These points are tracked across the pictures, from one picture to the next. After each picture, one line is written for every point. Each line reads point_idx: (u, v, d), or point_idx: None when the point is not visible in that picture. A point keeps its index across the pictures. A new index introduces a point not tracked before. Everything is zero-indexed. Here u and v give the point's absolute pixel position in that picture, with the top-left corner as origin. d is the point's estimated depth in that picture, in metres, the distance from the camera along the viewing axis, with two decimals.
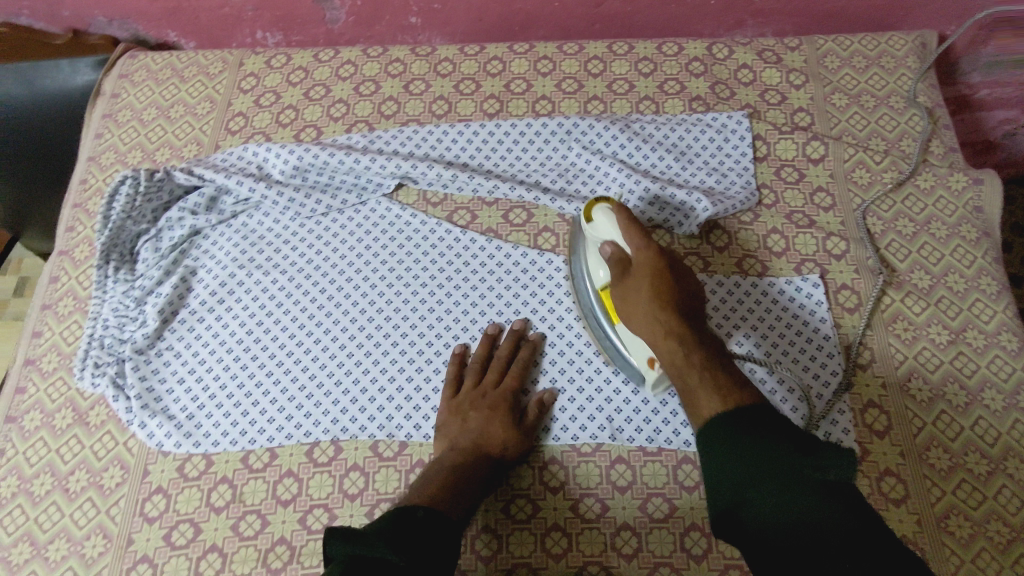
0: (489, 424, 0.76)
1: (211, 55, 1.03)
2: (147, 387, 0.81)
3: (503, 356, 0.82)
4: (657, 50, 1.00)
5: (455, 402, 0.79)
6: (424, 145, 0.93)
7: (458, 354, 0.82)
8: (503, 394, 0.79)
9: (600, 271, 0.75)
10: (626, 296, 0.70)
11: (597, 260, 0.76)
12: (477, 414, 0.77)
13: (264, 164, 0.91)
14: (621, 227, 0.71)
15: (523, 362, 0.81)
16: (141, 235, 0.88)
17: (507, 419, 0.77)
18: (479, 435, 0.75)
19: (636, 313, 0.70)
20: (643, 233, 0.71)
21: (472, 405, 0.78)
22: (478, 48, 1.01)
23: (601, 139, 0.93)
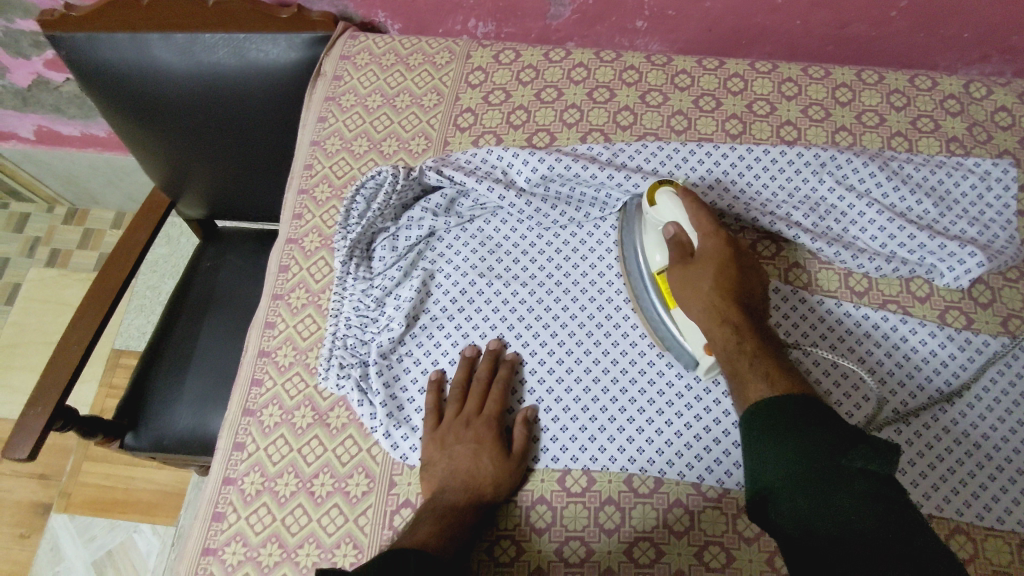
0: (477, 461, 0.72)
1: (436, 43, 0.99)
2: (390, 395, 0.79)
3: (485, 378, 0.77)
4: (909, 82, 0.95)
5: (438, 433, 0.74)
6: (667, 164, 0.89)
7: (435, 381, 0.78)
8: (486, 422, 0.75)
9: (659, 254, 0.75)
10: (685, 283, 0.71)
11: (654, 243, 0.75)
12: (463, 449, 0.73)
13: (509, 170, 0.88)
14: (691, 198, 0.73)
15: (505, 384, 0.77)
16: (382, 232, 0.86)
17: (497, 452, 0.73)
18: (470, 471, 0.71)
19: (696, 284, 0.70)
20: (711, 222, 0.72)
21: (455, 438, 0.74)
22: (717, 64, 0.97)
23: (856, 174, 0.88)
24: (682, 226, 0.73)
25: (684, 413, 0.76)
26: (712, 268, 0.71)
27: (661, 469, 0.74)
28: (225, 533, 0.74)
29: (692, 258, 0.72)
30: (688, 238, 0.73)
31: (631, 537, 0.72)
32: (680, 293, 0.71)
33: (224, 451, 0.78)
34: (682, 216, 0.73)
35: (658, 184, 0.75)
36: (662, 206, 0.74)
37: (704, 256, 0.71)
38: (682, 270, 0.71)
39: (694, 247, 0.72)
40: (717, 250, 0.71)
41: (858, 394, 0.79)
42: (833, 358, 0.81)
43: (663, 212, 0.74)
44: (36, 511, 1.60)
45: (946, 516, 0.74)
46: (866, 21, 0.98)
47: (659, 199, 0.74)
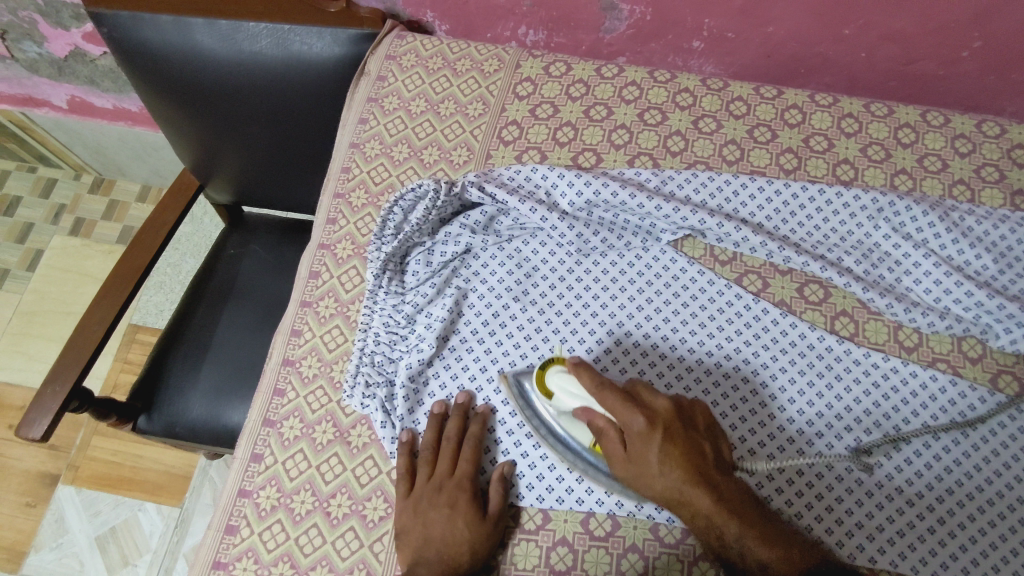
0: (452, 527, 0.68)
1: (485, 50, 0.96)
2: (415, 420, 0.76)
3: (453, 435, 0.74)
4: (977, 128, 0.91)
5: (412, 499, 0.71)
6: (718, 197, 0.86)
7: (406, 443, 0.74)
8: (458, 484, 0.71)
9: (584, 434, 0.70)
10: (634, 475, 0.66)
11: (581, 432, 0.71)
12: (437, 515, 0.69)
13: (553, 191, 0.84)
14: (590, 380, 0.66)
15: (477, 442, 0.73)
16: (418, 247, 0.84)
17: (472, 514, 0.69)
18: (446, 539, 0.68)
19: (645, 472, 0.65)
20: (630, 407, 0.65)
21: (429, 503, 0.70)
22: (775, 93, 0.93)
23: (914, 223, 0.85)
24: (592, 409, 0.68)
25: None
26: (651, 437, 0.65)
27: None
28: (237, 548, 0.72)
29: (626, 448, 0.66)
30: (609, 425, 0.67)
31: None
32: (635, 483, 0.67)
33: (241, 461, 0.76)
34: (583, 390, 0.67)
35: (547, 367, 0.71)
36: (556, 390, 0.69)
37: (636, 451, 0.65)
38: (625, 462, 0.66)
39: (622, 430, 0.66)
40: (646, 426, 0.65)
41: (897, 453, 0.75)
42: (874, 417, 0.77)
43: (568, 398, 0.69)
44: (43, 481, 1.59)
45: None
46: (936, 59, 0.93)
47: (552, 385, 0.70)
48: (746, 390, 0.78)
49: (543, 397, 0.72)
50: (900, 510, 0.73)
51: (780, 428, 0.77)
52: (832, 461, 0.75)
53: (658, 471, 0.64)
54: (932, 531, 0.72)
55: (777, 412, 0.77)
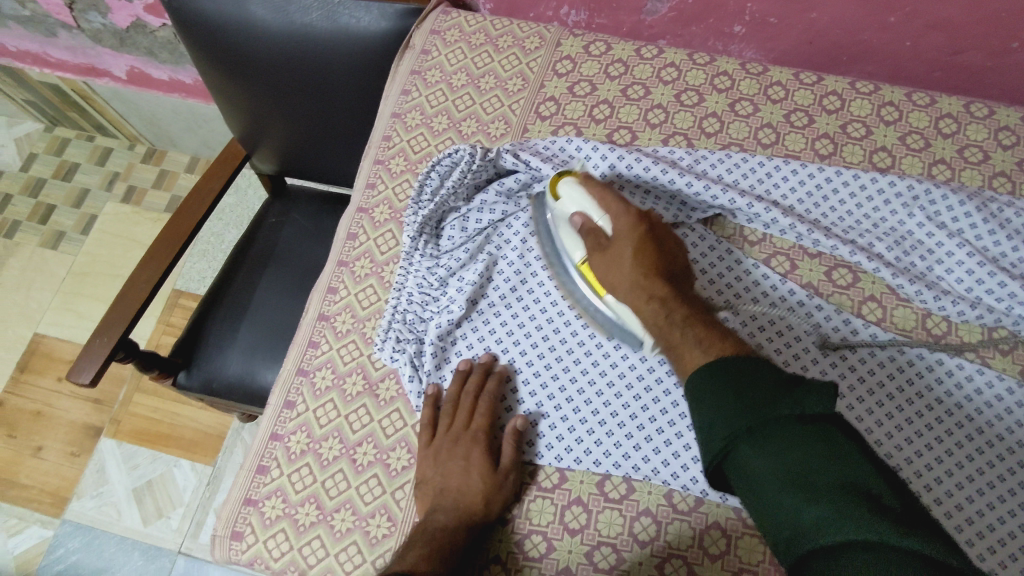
0: (466, 476, 0.71)
1: (526, 28, 0.98)
2: (441, 376, 0.79)
3: (473, 390, 0.76)
4: (1023, 120, 0.89)
5: (431, 449, 0.73)
6: (751, 177, 0.86)
7: (431, 397, 0.76)
8: (474, 437, 0.73)
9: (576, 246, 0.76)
10: (608, 266, 0.72)
11: (574, 240, 0.77)
12: (454, 465, 0.72)
13: (586, 164, 0.86)
14: (593, 186, 0.74)
15: (493, 397, 0.76)
16: (453, 212, 0.85)
17: (486, 467, 0.71)
18: (461, 489, 0.70)
19: (618, 268, 0.71)
20: (619, 201, 0.73)
21: (447, 455, 0.72)
22: (815, 78, 0.93)
23: (950, 212, 0.84)
24: (588, 214, 0.74)
25: None
26: (631, 240, 0.71)
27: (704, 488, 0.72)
28: (267, 487, 0.76)
29: (608, 241, 0.73)
30: (602, 229, 0.74)
31: (664, 552, 0.70)
32: (606, 278, 0.73)
33: (275, 408, 0.80)
34: (588, 199, 0.74)
35: (560, 175, 0.78)
36: (565, 194, 0.76)
37: (618, 236, 0.72)
38: (602, 255, 0.73)
39: (608, 228, 0.73)
40: (630, 233, 0.72)
41: (919, 438, 0.74)
42: (884, 412, 0.75)
43: (572, 203, 0.76)
44: (88, 433, 1.67)
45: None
46: (984, 49, 0.92)
47: (563, 190, 0.77)
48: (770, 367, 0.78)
49: (550, 201, 0.79)
50: (919, 494, 0.71)
51: None
52: None
53: (629, 263, 0.71)
54: (949, 516, 0.70)
55: None
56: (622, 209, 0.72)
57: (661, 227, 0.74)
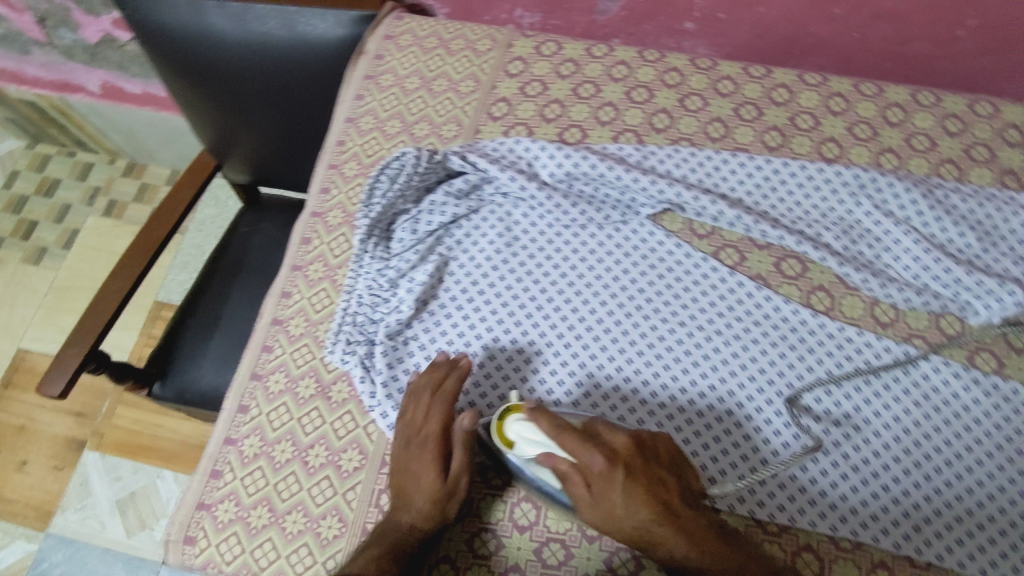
0: (426, 479, 0.70)
1: (478, 31, 0.99)
2: (392, 376, 0.79)
3: (431, 386, 0.74)
4: (968, 108, 0.90)
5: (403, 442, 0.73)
6: (699, 171, 0.87)
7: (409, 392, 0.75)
8: (431, 439, 0.71)
9: (545, 472, 0.68)
10: (600, 511, 0.65)
11: (523, 459, 0.68)
12: (415, 467, 0.71)
13: (534, 162, 0.87)
14: (545, 424, 0.66)
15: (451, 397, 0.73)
16: (402, 214, 0.86)
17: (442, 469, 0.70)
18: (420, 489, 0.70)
19: (609, 512, 0.65)
20: (580, 442, 0.66)
21: (414, 451, 0.72)
22: (763, 72, 0.94)
23: (896, 200, 0.85)
24: (552, 452, 0.66)
25: (683, 428, 0.76)
26: (615, 484, 0.65)
27: None
28: (220, 490, 0.77)
29: (591, 485, 0.65)
30: (571, 463, 0.65)
31: (612, 546, 0.71)
32: (600, 526, 0.66)
33: (229, 412, 0.80)
34: (547, 429, 0.66)
35: (504, 417, 0.69)
36: (517, 434, 0.67)
37: (596, 477, 0.65)
38: (582, 495, 0.65)
39: (584, 471, 0.65)
40: (612, 483, 0.65)
41: (867, 426, 0.75)
42: (817, 440, 0.74)
43: (532, 445, 0.67)
44: (71, 446, 1.68)
45: (951, 566, 0.68)
46: (930, 38, 0.92)
47: (512, 432, 0.67)
48: (718, 358, 0.78)
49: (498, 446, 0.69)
50: (865, 481, 0.72)
51: (750, 396, 0.76)
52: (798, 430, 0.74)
53: (621, 504, 0.65)
54: (897, 503, 0.71)
55: (747, 380, 0.77)
56: (589, 453, 0.65)
57: (637, 433, 0.69)
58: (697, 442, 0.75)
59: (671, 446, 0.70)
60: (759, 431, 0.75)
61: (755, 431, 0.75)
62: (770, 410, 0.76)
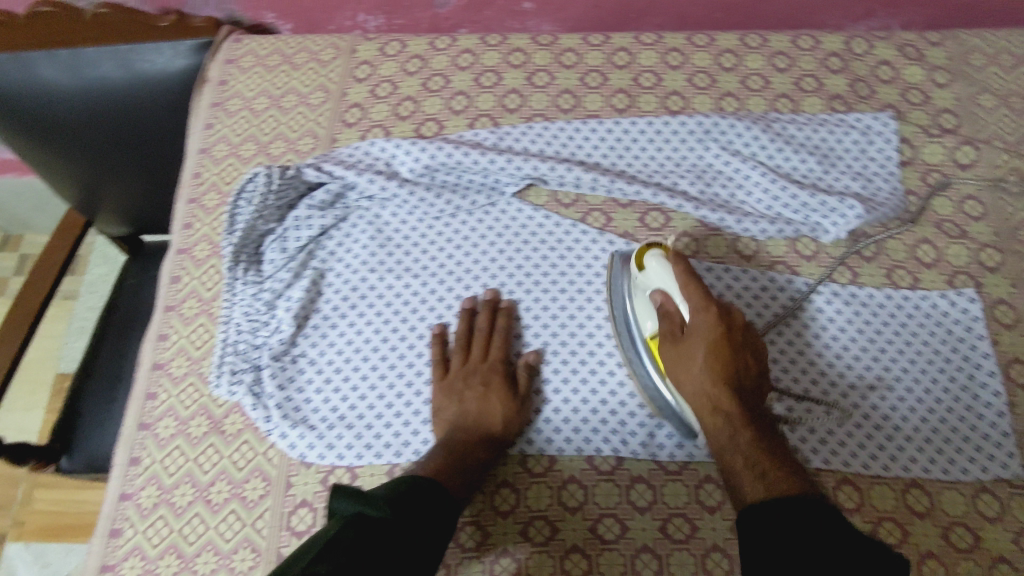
0: (485, 402, 0.76)
1: (321, 40, 0.98)
2: (286, 397, 0.78)
3: (485, 329, 0.81)
4: (792, 43, 0.96)
5: (446, 381, 0.78)
6: (555, 143, 0.89)
7: (438, 335, 0.81)
8: (491, 367, 0.79)
9: (649, 321, 0.75)
10: (677, 360, 0.71)
11: (644, 311, 0.76)
12: (471, 393, 0.77)
13: (393, 161, 0.87)
14: (681, 267, 0.73)
15: (484, 339, 0.80)
16: (268, 234, 0.85)
17: (504, 392, 0.77)
18: (479, 411, 0.76)
19: (686, 366, 0.71)
20: (700, 293, 0.71)
21: (465, 383, 0.78)
22: (602, 39, 0.97)
23: (741, 139, 0.89)
24: (668, 293, 0.73)
25: (577, 389, 0.79)
26: (700, 347, 0.70)
27: (558, 446, 0.77)
28: (124, 548, 0.74)
29: (683, 332, 0.72)
30: (678, 312, 0.73)
31: (526, 516, 0.74)
32: (672, 375, 0.72)
33: (120, 467, 0.77)
34: (672, 282, 0.73)
35: (646, 249, 0.76)
36: (652, 269, 0.74)
37: (694, 331, 0.71)
38: (675, 346, 0.72)
39: (685, 319, 0.72)
40: (707, 333, 0.70)
41: None
42: None
43: (654, 276, 0.74)
44: None
45: (833, 468, 0.75)
46: None
47: (648, 261, 0.75)
48: (600, 318, 0.82)
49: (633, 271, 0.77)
50: None
51: None
52: None
53: (699, 361, 0.70)
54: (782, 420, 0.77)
55: None
56: (705, 313, 0.71)
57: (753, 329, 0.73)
58: (595, 400, 0.79)
59: (754, 340, 0.72)
60: None
61: None
62: None
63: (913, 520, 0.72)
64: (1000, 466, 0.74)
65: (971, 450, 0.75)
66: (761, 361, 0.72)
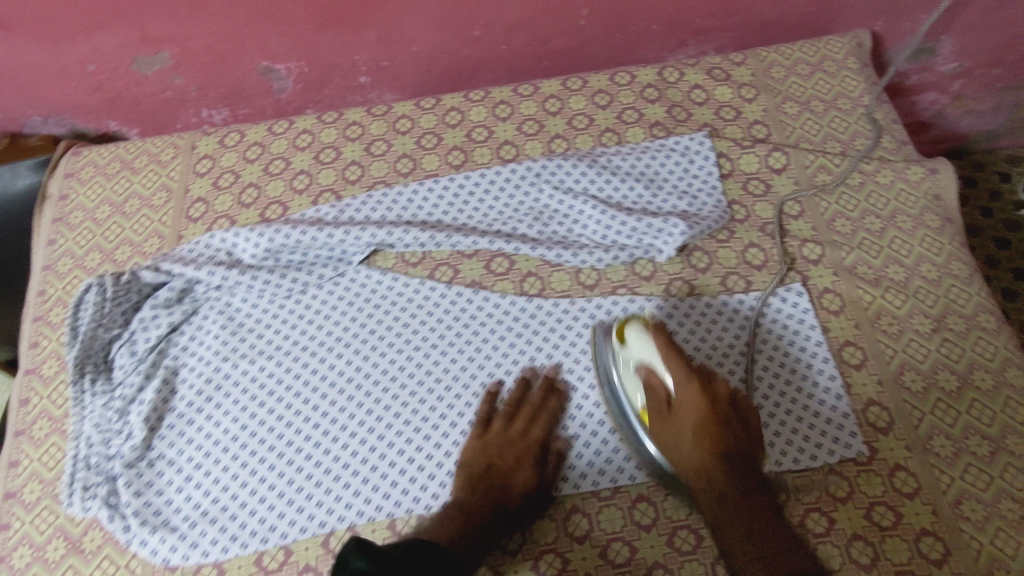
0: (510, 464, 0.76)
1: (160, 142, 1.00)
2: (144, 503, 0.77)
3: (509, 397, 0.81)
4: (610, 81, 1.02)
5: (483, 442, 0.78)
6: (396, 208, 0.92)
7: (491, 393, 0.81)
8: (528, 428, 0.79)
9: (638, 394, 0.75)
10: (669, 442, 0.72)
11: (632, 382, 0.76)
12: (502, 454, 0.76)
13: (234, 250, 0.89)
14: (662, 340, 0.73)
15: (483, 417, 0.80)
16: (114, 340, 0.85)
17: (502, 451, 0.77)
18: (476, 476, 0.75)
19: (676, 435, 0.72)
20: (683, 364, 0.72)
21: (504, 445, 0.77)
22: (433, 102, 1.02)
23: (570, 177, 0.93)
24: (654, 368, 0.74)
25: (441, 443, 0.80)
26: (689, 421, 0.71)
27: (425, 504, 0.77)
28: None
29: (672, 408, 0.72)
30: (664, 386, 0.73)
31: None
32: (665, 450, 0.72)
33: None
34: (657, 354, 0.73)
35: (630, 322, 0.77)
36: (635, 344, 0.75)
37: (682, 405, 0.71)
38: (661, 418, 0.73)
39: (671, 394, 0.73)
40: (694, 408, 0.71)
41: None
42: (564, 413, 0.81)
43: (640, 348, 0.75)
44: None
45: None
46: (563, 33, 1.04)
47: (630, 337, 0.76)
48: (456, 368, 0.84)
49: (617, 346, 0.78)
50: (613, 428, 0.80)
51: (492, 391, 0.82)
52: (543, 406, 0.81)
53: (688, 446, 0.71)
54: None
55: (486, 378, 0.83)
56: (670, 361, 0.72)
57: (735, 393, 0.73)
58: (458, 451, 0.79)
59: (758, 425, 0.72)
60: None
61: None
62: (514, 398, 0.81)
63: None
64: (845, 446, 0.78)
65: (818, 436, 0.78)
66: (751, 426, 0.71)
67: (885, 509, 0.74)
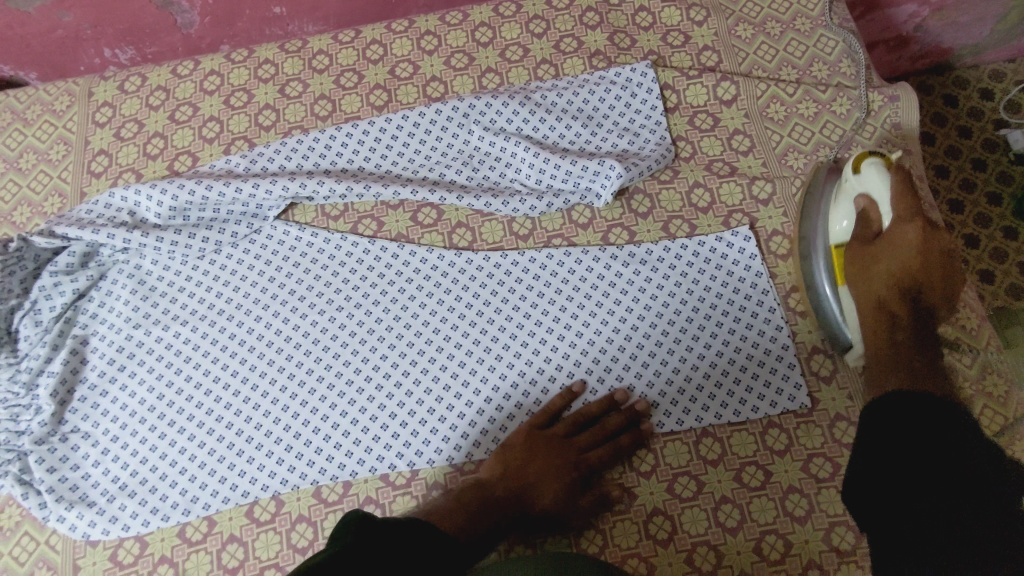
0: (545, 479, 0.71)
1: (54, 89, 0.91)
2: (59, 478, 0.75)
3: (590, 410, 0.74)
4: (547, 5, 0.93)
5: (530, 439, 0.73)
6: (312, 156, 0.85)
7: (570, 391, 0.75)
8: (581, 449, 0.73)
9: (844, 221, 0.74)
10: (861, 265, 0.71)
11: (842, 209, 0.74)
12: (542, 464, 0.71)
13: (138, 209, 0.83)
14: (902, 184, 0.70)
15: (550, 411, 0.74)
16: (15, 310, 0.79)
17: (547, 460, 0.71)
18: (505, 476, 0.71)
19: (870, 268, 0.71)
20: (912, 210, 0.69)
21: (545, 452, 0.72)
22: (353, 35, 0.93)
23: (501, 116, 0.86)
24: (878, 202, 0.71)
25: (367, 407, 0.76)
26: (892, 258, 0.70)
27: (352, 470, 0.74)
28: None
29: (875, 245, 0.71)
30: (879, 222, 0.71)
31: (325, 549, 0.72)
32: (852, 275, 0.72)
33: None
34: (887, 193, 0.70)
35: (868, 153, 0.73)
36: (868, 176, 0.71)
37: (889, 243, 0.70)
38: (862, 252, 0.72)
39: (884, 231, 0.71)
40: (903, 249, 0.69)
41: (535, 335, 0.78)
42: (496, 371, 0.77)
43: (865, 181, 0.72)
44: None
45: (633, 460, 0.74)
46: None
47: (864, 167, 0.72)
48: (382, 328, 0.79)
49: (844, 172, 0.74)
50: (546, 386, 0.77)
51: (420, 351, 0.78)
52: (472, 365, 0.77)
53: (881, 279, 0.70)
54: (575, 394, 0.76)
55: (414, 338, 0.79)
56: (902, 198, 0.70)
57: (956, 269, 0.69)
58: (385, 416, 0.76)
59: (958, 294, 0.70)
60: (437, 381, 0.77)
61: (434, 381, 0.77)
62: (443, 357, 0.78)
63: (705, 470, 0.73)
64: (789, 399, 0.74)
65: (760, 388, 0.75)
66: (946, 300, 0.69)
67: (822, 461, 0.72)
